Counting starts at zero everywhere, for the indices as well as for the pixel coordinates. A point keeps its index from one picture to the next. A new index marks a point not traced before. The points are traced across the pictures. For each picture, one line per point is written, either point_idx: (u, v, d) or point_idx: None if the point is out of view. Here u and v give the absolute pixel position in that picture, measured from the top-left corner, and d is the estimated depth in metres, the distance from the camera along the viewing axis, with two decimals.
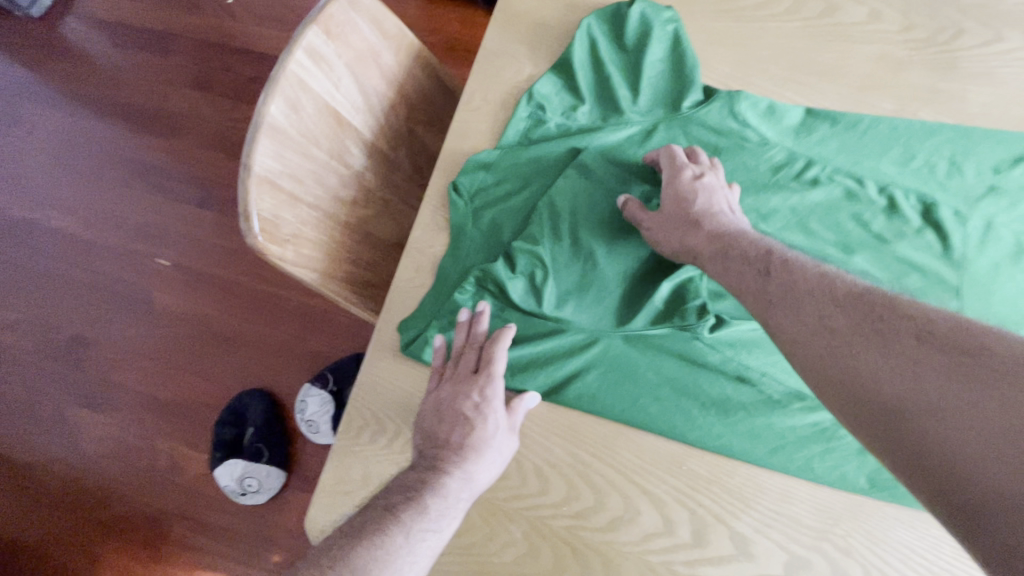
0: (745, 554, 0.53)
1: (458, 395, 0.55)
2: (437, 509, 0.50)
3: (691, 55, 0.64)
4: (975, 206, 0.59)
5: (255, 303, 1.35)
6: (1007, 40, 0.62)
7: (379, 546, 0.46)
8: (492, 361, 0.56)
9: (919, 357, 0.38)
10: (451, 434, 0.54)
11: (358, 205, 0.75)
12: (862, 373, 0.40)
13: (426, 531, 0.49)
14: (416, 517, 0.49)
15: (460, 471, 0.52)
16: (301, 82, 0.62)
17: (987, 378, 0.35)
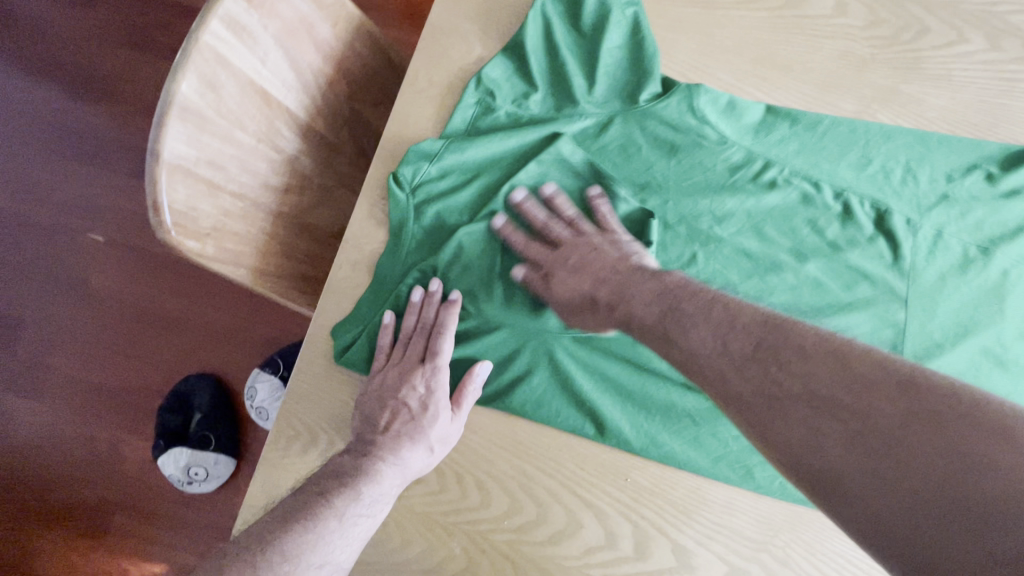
0: (686, 566, 0.52)
1: (404, 385, 0.54)
2: (369, 499, 0.49)
3: (651, 42, 0.60)
4: (927, 215, 0.58)
5: (193, 284, 1.24)
6: (968, 41, 0.60)
7: (309, 529, 0.45)
8: (438, 351, 0.55)
9: (819, 427, 0.35)
10: (390, 425, 0.53)
11: (293, 192, 0.69)
12: (795, 453, 0.36)
13: (357, 524, 0.48)
14: (350, 502, 0.48)
15: (394, 461, 0.51)
16: (220, 56, 0.54)
17: (876, 440, 0.33)
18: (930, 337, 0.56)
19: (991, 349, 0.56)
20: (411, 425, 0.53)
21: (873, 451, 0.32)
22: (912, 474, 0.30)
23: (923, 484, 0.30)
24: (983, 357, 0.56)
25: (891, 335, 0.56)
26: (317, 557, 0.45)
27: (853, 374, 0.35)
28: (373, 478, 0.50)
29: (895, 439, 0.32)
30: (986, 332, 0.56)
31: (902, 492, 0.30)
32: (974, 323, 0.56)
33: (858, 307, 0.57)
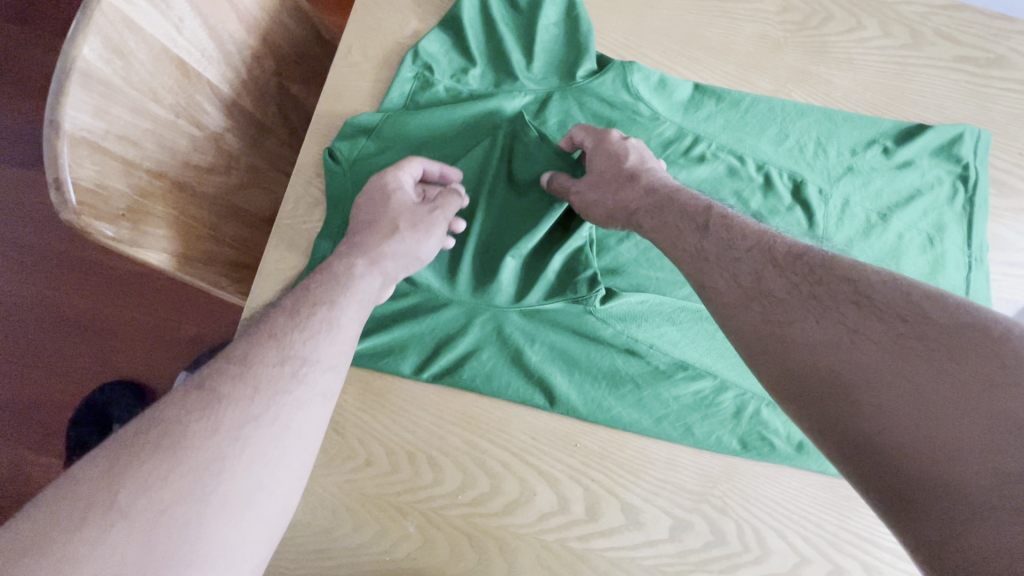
0: (634, 523, 0.55)
1: (373, 194, 0.51)
2: (328, 305, 0.42)
3: (585, 20, 0.61)
4: (836, 185, 0.64)
5: (102, 281, 1.13)
6: (866, 28, 0.66)
7: (259, 357, 0.37)
8: (399, 164, 0.51)
9: (859, 328, 0.34)
10: (359, 234, 0.49)
11: (219, 172, 0.65)
12: (793, 345, 0.35)
13: (320, 335, 0.40)
14: (308, 321, 0.41)
15: (355, 269, 0.46)
16: (127, 18, 0.49)
17: (932, 349, 0.31)
18: None
19: None
20: (383, 228, 0.49)
21: (910, 354, 0.31)
22: (940, 392, 0.30)
23: (952, 401, 0.29)
24: None
25: None
26: (276, 357, 0.38)
27: (900, 316, 0.33)
28: (334, 287, 0.44)
29: (937, 349, 0.31)
30: None
31: (907, 389, 0.30)
32: None
33: None
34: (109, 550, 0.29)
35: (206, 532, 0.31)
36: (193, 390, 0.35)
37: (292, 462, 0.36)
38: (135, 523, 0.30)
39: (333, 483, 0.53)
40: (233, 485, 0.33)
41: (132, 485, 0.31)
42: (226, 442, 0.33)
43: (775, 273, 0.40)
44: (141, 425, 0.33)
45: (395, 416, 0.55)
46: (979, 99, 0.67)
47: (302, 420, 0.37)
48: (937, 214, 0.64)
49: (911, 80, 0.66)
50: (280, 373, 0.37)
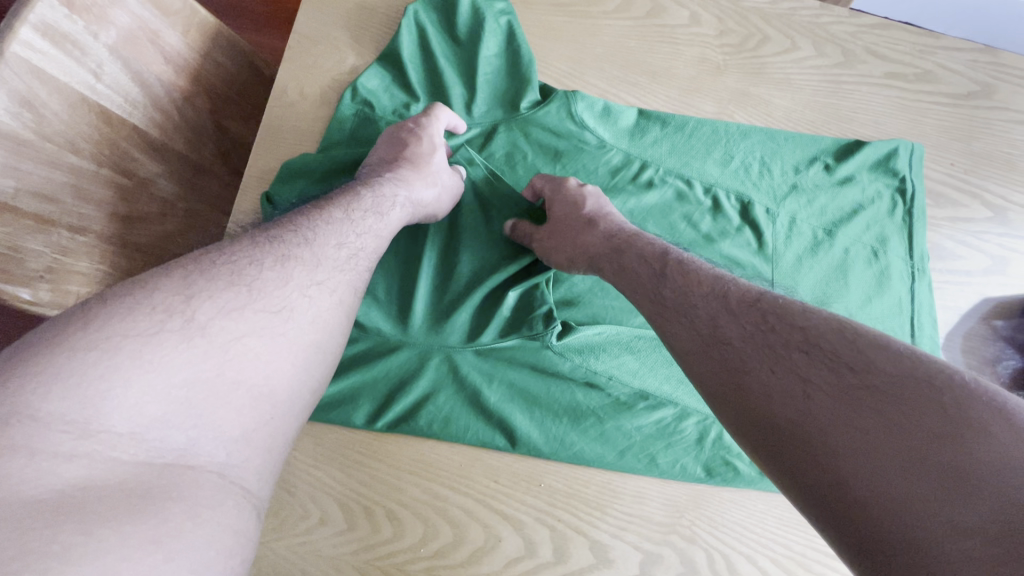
0: (604, 561, 0.53)
1: (412, 131, 0.54)
2: (374, 215, 0.47)
3: (526, 51, 0.61)
4: (782, 204, 0.64)
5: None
6: (801, 48, 0.69)
7: (321, 235, 0.41)
8: (434, 112, 0.55)
9: (811, 376, 0.33)
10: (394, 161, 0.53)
11: (151, 219, 0.62)
12: (755, 395, 0.35)
13: (367, 232, 0.46)
14: (359, 217, 0.45)
15: (397, 191, 0.50)
16: (36, 69, 0.46)
17: (880, 400, 0.30)
18: None
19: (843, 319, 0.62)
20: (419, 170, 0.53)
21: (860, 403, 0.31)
22: (898, 443, 0.28)
23: (910, 453, 0.28)
24: None
25: None
26: (335, 240, 0.42)
27: (854, 364, 0.32)
28: (373, 199, 0.48)
29: (890, 399, 0.30)
30: (838, 303, 0.62)
31: (865, 440, 0.29)
32: (828, 297, 0.62)
33: None
34: (189, 359, 0.30)
35: (271, 374, 0.33)
36: (263, 242, 0.38)
37: (334, 340, 0.39)
38: (212, 344, 0.31)
39: (286, 546, 0.50)
40: (297, 337, 0.36)
41: (209, 308, 0.32)
42: (294, 294, 0.37)
43: (730, 317, 0.39)
44: (210, 257, 0.35)
45: (350, 469, 0.52)
46: (910, 113, 0.69)
47: (345, 301, 0.40)
48: (880, 227, 0.65)
49: (846, 96, 0.69)
50: (337, 253, 0.41)
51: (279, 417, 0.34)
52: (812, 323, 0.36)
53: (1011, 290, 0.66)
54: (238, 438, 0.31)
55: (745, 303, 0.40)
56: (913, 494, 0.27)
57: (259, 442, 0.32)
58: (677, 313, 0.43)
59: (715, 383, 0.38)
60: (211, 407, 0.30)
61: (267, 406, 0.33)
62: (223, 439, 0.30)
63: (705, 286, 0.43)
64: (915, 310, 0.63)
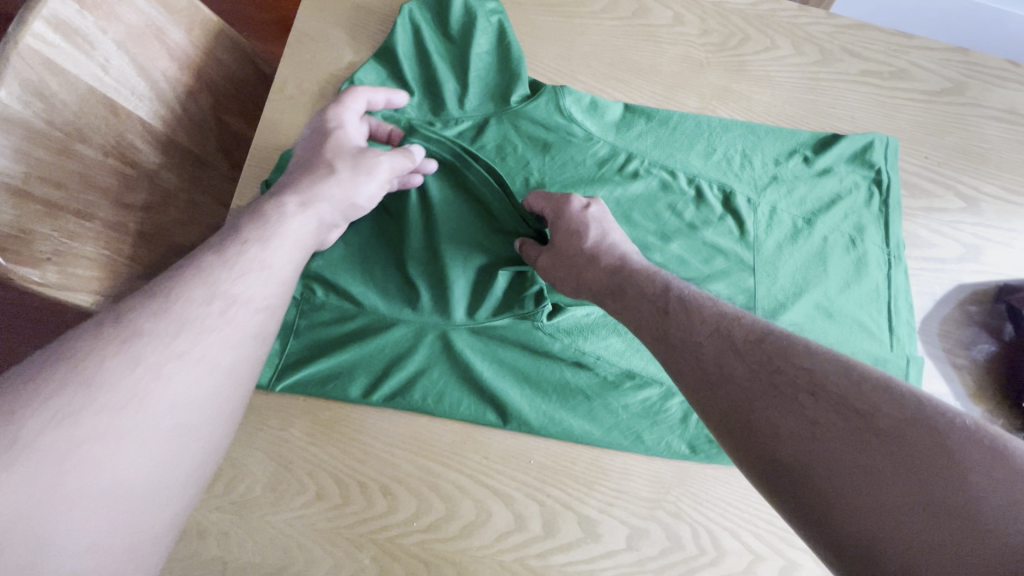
0: (592, 535, 0.55)
1: (316, 136, 0.54)
2: (260, 244, 0.42)
3: (515, 47, 0.64)
4: (763, 194, 0.67)
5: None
6: (780, 47, 0.72)
7: (179, 294, 0.36)
8: (343, 104, 0.55)
9: (820, 421, 0.33)
10: (296, 180, 0.49)
11: (155, 209, 0.64)
12: (765, 435, 0.35)
13: (250, 272, 0.39)
14: (233, 255, 0.40)
15: (287, 208, 0.46)
16: (47, 60, 0.49)
17: (888, 445, 0.31)
18: (775, 299, 0.64)
19: (822, 304, 0.65)
20: (323, 167, 0.51)
21: (870, 449, 0.31)
22: (909, 491, 0.29)
23: (920, 501, 0.29)
24: (817, 311, 0.64)
25: (745, 300, 0.63)
26: (200, 297, 0.36)
27: (861, 408, 0.32)
28: (262, 227, 0.43)
29: (898, 445, 0.31)
30: (817, 289, 0.65)
31: (876, 487, 0.30)
32: (807, 283, 0.65)
33: (716, 278, 0.63)
34: (15, 485, 0.27)
35: (128, 473, 0.31)
36: (106, 325, 0.33)
37: (224, 393, 0.36)
38: (43, 461, 0.28)
39: (282, 520, 0.52)
40: (153, 426, 0.32)
41: (36, 422, 0.28)
42: (145, 379, 0.32)
43: (735, 358, 0.39)
44: (43, 359, 0.31)
45: (345, 446, 0.54)
46: (886, 108, 0.72)
47: (225, 359, 0.36)
48: (857, 216, 0.68)
49: (824, 92, 0.72)
50: (205, 309, 0.36)
51: (142, 510, 0.31)
52: (816, 363, 0.36)
53: (984, 277, 0.69)
54: (88, 548, 0.28)
55: (748, 339, 0.39)
56: (927, 542, 0.28)
57: (117, 544, 0.30)
58: (682, 352, 0.43)
59: (724, 421, 0.38)
60: (47, 528, 0.27)
61: (121, 505, 0.30)
62: (68, 555, 0.28)
63: (707, 323, 0.43)
64: (893, 295, 0.66)
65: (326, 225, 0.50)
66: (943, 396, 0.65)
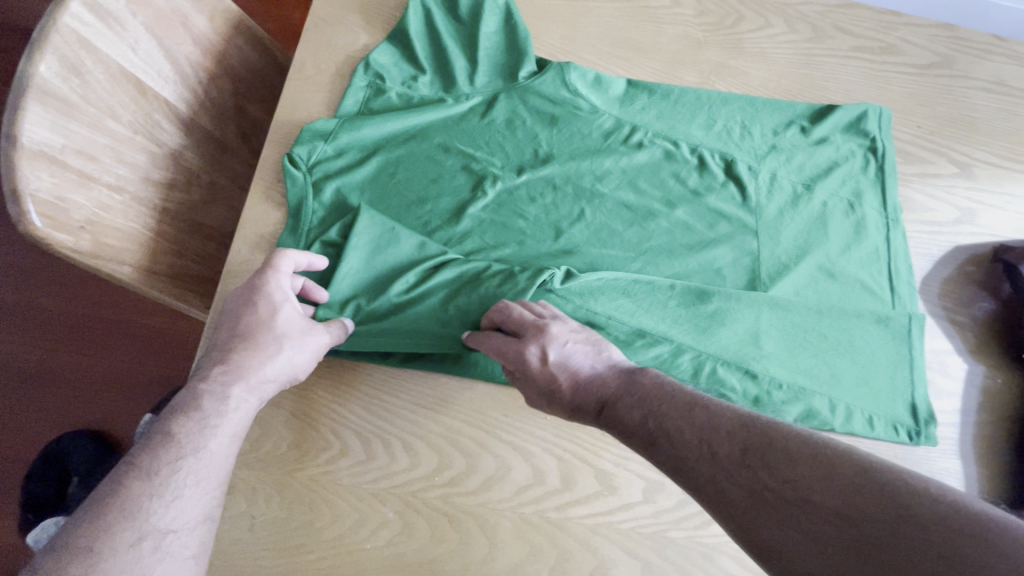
0: (609, 488, 0.57)
1: (247, 301, 0.50)
2: (196, 454, 0.42)
3: (522, 27, 0.67)
4: (763, 162, 0.69)
5: (30, 317, 1.02)
6: (774, 25, 0.75)
7: (115, 540, 0.36)
8: (278, 267, 0.51)
9: (820, 535, 0.34)
10: (232, 352, 0.48)
11: (180, 188, 0.66)
12: (782, 559, 0.35)
13: (188, 489, 0.40)
14: (170, 474, 0.40)
15: (226, 401, 0.45)
16: (83, 39, 0.52)
17: (889, 553, 0.31)
18: (778, 261, 0.66)
19: (824, 265, 0.67)
20: (260, 339, 0.48)
21: (875, 563, 0.32)
22: None
23: None
24: (819, 272, 0.67)
25: (749, 262, 0.65)
26: (133, 540, 0.37)
27: (856, 519, 0.33)
28: (200, 426, 0.43)
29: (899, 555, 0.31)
30: (818, 251, 0.67)
31: None
32: (809, 246, 0.67)
33: (721, 242, 0.66)
34: None
35: None
36: None
37: None
38: None
39: (309, 476, 0.53)
40: None
41: None
42: None
43: (727, 477, 0.39)
44: None
45: (368, 405, 0.56)
46: (879, 81, 0.75)
47: None
48: (855, 182, 0.71)
49: (817, 67, 0.75)
50: (138, 553, 0.37)
51: None
52: (799, 475, 0.36)
53: (980, 240, 0.71)
54: None
55: (736, 449, 0.40)
56: None
57: None
58: (679, 471, 0.42)
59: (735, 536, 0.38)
60: None
61: None
62: None
63: (695, 430, 0.43)
64: (893, 256, 0.68)
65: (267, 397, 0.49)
66: (946, 352, 0.67)
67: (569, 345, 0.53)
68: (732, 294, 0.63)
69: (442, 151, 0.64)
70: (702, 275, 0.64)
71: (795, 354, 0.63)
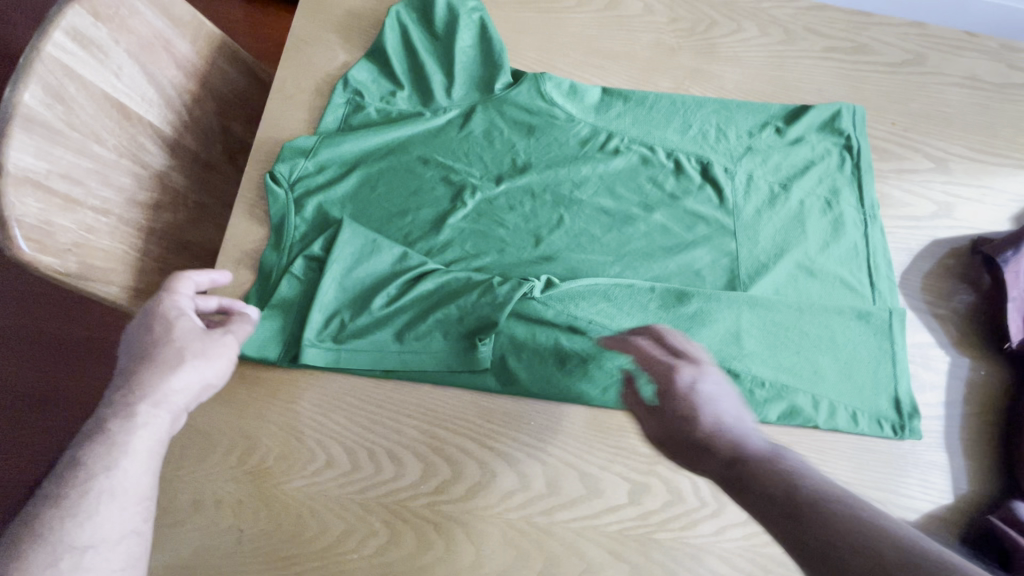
0: (595, 491, 0.57)
1: (148, 321, 0.47)
2: (107, 471, 0.40)
3: (497, 40, 0.68)
4: (739, 163, 0.70)
5: (27, 341, 1.03)
6: (746, 30, 0.76)
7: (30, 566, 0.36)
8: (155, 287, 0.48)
9: None
10: (135, 371, 0.44)
11: (166, 208, 0.67)
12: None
13: (97, 510, 0.39)
14: (83, 494, 0.39)
15: (131, 419, 0.42)
16: (65, 68, 0.54)
17: None
18: (757, 261, 0.67)
19: (803, 263, 0.68)
20: (164, 355, 0.45)
21: None
22: None
23: None
24: (798, 270, 0.67)
25: (728, 262, 0.66)
26: (44, 567, 0.37)
27: None
28: (108, 448, 0.41)
29: None
30: (797, 249, 0.68)
31: None
32: (787, 244, 0.68)
33: (699, 243, 0.66)
34: None
35: None
36: None
37: None
38: None
39: (295, 488, 0.54)
40: None
41: None
42: None
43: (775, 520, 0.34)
44: None
45: (353, 416, 0.57)
46: (852, 81, 0.77)
47: None
48: (831, 180, 0.71)
49: (791, 69, 0.76)
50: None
51: None
52: None
53: (958, 233, 0.72)
54: None
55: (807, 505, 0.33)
56: None
57: None
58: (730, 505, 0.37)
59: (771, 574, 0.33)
60: None
61: None
62: None
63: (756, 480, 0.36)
64: (872, 252, 0.68)
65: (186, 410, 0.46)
66: (928, 345, 0.67)
67: (705, 386, 0.47)
68: (713, 294, 0.63)
69: (422, 164, 0.65)
70: (682, 277, 0.65)
71: (776, 352, 0.63)
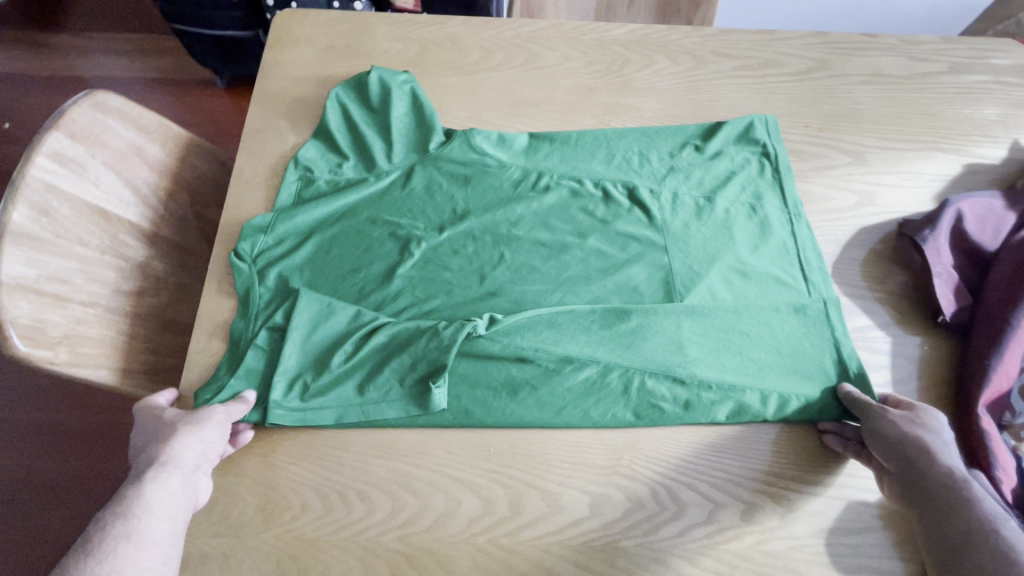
0: (556, 508, 0.60)
1: (151, 419, 0.57)
2: (127, 517, 0.47)
3: (427, 106, 0.76)
4: (664, 183, 0.76)
5: (47, 433, 1.10)
6: (658, 62, 0.83)
7: None
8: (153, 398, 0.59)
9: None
10: (145, 452, 0.53)
11: (149, 293, 0.74)
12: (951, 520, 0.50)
13: (118, 546, 0.45)
14: (105, 536, 0.45)
15: (146, 476, 0.50)
16: (49, 185, 0.62)
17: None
18: (691, 270, 0.71)
19: (735, 266, 0.72)
20: (170, 432, 0.54)
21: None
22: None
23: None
24: (731, 274, 0.72)
25: (663, 276, 0.71)
26: None
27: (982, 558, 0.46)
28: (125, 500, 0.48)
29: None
30: (727, 255, 0.72)
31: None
32: (717, 251, 0.72)
33: (633, 261, 0.71)
34: None
35: None
36: None
37: None
38: None
39: (275, 535, 0.58)
40: None
41: None
42: None
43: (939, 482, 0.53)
44: None
45: (324, 462, 0.61)
46: (763, 93, 0.83)
47: None
48: (754, 186, 0.76)
49: (704, 91, 0.82)
50: None
51: None
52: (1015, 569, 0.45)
53: (884, 218, 0.75)
54: None
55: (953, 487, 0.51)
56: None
57: None
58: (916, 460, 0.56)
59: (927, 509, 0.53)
60: None
61: None
62: None
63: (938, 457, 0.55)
64: (801, 249, 0.72)
65: (193, 475, 0.53)
66: (867, 327, 0.70)
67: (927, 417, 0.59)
68: (650, 308, 0.68)
69: (370, 225, 0.72)
70: (620, 295, 0.70)
71: (718, 354, 0.66)
